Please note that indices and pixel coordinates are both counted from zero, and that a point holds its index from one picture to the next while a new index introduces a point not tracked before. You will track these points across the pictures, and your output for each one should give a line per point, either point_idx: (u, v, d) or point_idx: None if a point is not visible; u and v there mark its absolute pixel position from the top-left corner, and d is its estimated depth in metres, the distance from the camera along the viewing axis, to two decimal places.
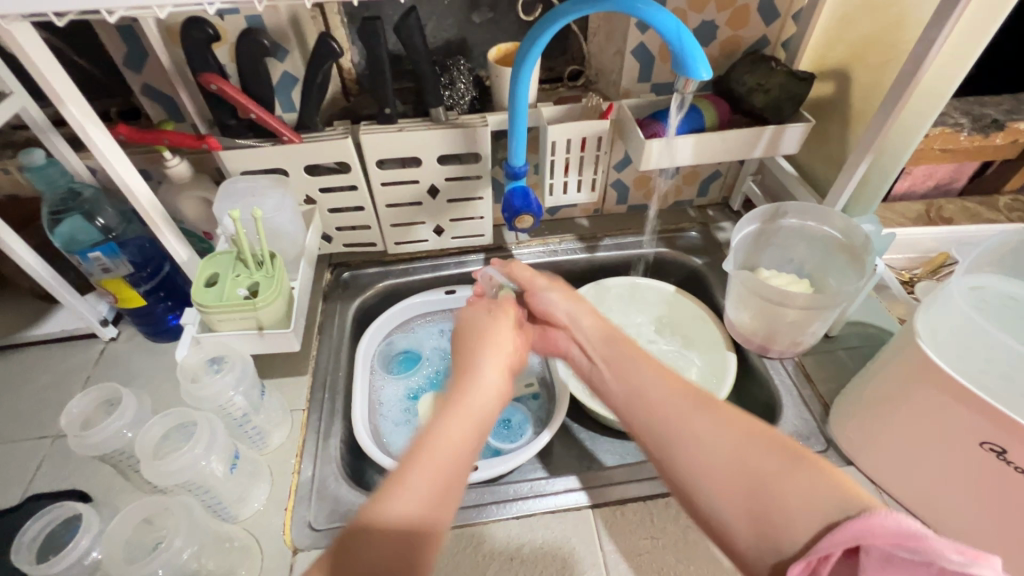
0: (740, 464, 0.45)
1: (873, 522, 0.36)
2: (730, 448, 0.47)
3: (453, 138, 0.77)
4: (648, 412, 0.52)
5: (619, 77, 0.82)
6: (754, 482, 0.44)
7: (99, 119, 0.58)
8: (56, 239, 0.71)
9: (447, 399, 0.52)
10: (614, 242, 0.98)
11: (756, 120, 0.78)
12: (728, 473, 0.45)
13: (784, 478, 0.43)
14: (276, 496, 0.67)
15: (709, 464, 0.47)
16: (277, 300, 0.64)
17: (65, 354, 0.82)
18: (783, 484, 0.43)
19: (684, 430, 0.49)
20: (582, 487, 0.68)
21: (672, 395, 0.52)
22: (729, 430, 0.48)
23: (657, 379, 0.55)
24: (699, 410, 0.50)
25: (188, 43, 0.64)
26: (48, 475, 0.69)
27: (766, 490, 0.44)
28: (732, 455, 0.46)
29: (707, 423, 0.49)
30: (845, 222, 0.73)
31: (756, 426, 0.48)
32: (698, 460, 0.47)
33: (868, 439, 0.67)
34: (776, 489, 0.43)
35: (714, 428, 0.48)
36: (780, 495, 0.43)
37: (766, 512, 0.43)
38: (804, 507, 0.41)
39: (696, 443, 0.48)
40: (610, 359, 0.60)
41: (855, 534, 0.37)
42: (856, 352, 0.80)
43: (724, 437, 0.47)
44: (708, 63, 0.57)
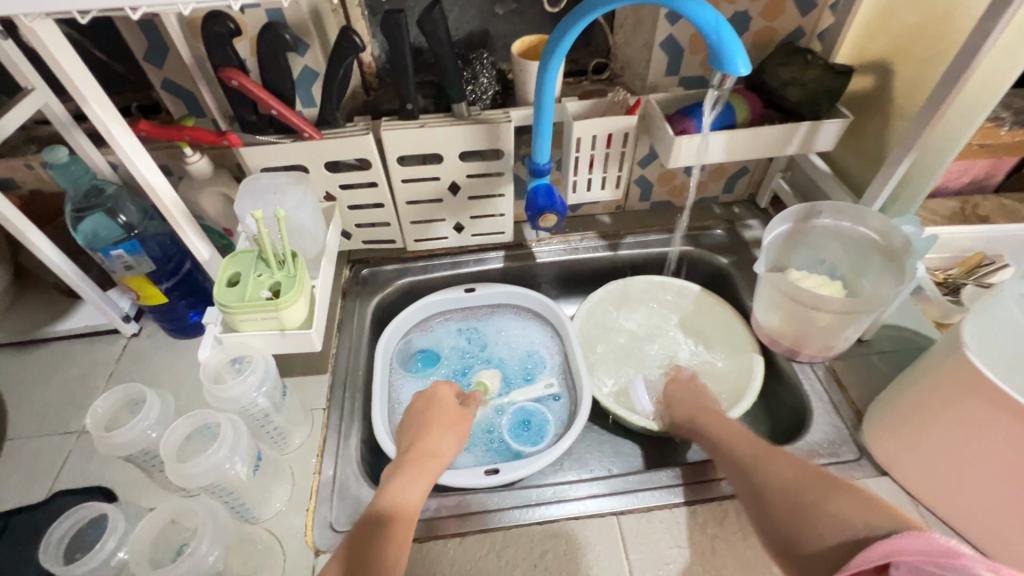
0: (801, 489, 0.53)
1: (903, 542, 0.40)
2: (795, 480, 0.55)
3: (476, 134, 0.75)
4: (732, 456, 0.62)
5: (647, 71, 0.79)
6: (807, 504, 0.51)
7: (121, 116, 0.57)
8: (79, 237, 0.71)
9: (401, 461, 0.65)
10: (637, 240, 0.95)
11: (791, 116, 0.75)
12: (788, 497, 0.53)
13: (833, 497, 0.50)
14: (297, 496, 0.66)
15: (775, 489, 0.55)
16: (298, 301, 0.63)
17: (88, 349, 0.82)
18: (831, 503, 0.50)
19: (759, 466, 0.58)
20: (607, 493, 0.67)
21: (752, 444, 0.62)
22: (797, 467, 0.56)
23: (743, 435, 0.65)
24: (774, 456, 0.59)
25: (210, 38, 0.63)
26: (74, 470, 0.69)
27: (817, 508, 0.50)
28: (791, 483, 0.54)
29: (779, 464, 0.57)
30: (884, 223, 0.70)
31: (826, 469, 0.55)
32: (767, 487, 0.56)
33: (905, 450, 0.64)
34: (822, 506, 0.50)
35: (784, 466, 0.57)
36: (826, 510, 0.50)
37: (814, 524, 0.50)
38: (845, 520, 0.48)
39: (766, 475, 0.57)
40: (702, 416, 0.71)
41: (884, 553, 0.41)
42: (890, 357, 0.78)
43: (790, 471, 0.56)
44: (747, 56, 0.54)
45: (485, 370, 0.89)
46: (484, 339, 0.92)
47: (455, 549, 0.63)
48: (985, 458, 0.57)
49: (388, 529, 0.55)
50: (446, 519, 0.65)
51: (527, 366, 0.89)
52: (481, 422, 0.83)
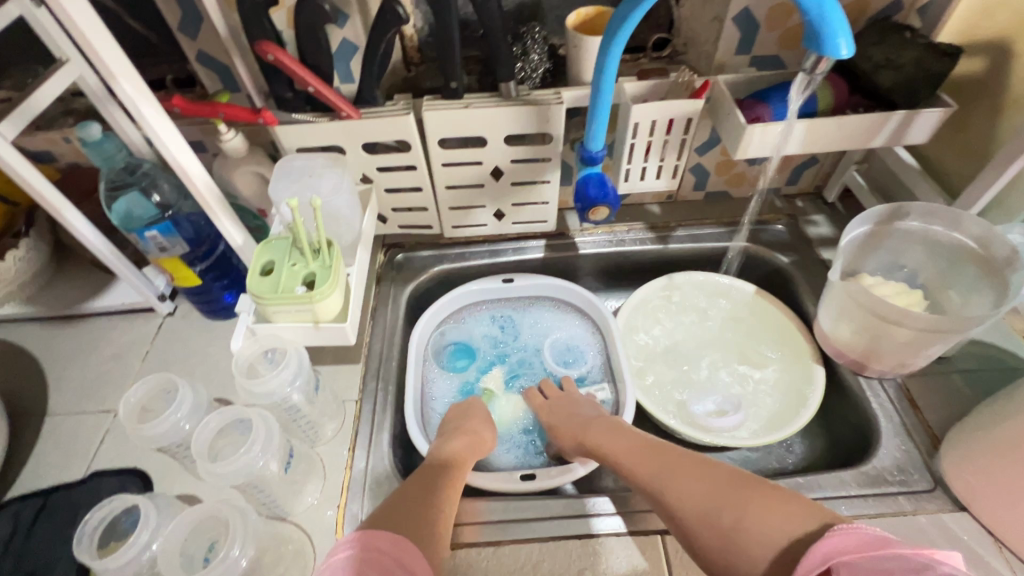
0: (716, 509, 0.49)
1: (836, 540, 0.41)
2: (704, 496, 0.51)
3: (524, 116, 0.69)
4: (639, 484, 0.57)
5: (715, 48, 0.71)
6: (726, 528, 0.48)
7: (151, 94, 0.54)
8: (113, 216, 0.69)
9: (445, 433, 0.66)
10: (688, 233, 0.89)
11: (881, 104, 0.66)
12: (702, 519, 0.49)
13: (752, 511, 0.47)
14: (329, 492, 0.65)
15: (686, 510, 0.51)
16: (334, 293, 0.60)
17: (125, 327, 0.82)
18: (749, 523, 0.47)
19: (669, 488, 0.53)
20: (618, 512, 0.62)
21: (652, 461, 0.57)
22: (700, 479, 0.52)
23: (644, 446, 0.59)
24: (679, 472, 0.54)
25: (246, 8, 0.59)
26: (111, 451, 0.69)
27: (738, 533, 0.47)
28: (701, 503, 0.50)
29: (686, 480, 0.53)
30: (985, 230, 0.62)
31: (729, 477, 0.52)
32: (679, 513, 0.51)
33: (990, 486, 0.58)
34: (743, 527, 0.47)
35: (691, 482, 0.52)
36: (747, 532, 0.46)
37: (740, 549, 0.46)
38: (771, 540, 0.45)
39: (678, 498, 0.52)
40: (600, 429, 0.65)
41: (824, 557, 0.40)
42: (971, 376, 0.70)
43: (697, 489, 0.51)
44: (850, 36, 0.47)
45: (521, 366, 0.85)
46: (520, 333, 0.88)
47: (490, 558, 0.60)
48: None
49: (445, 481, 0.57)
50: (480, 524, 0.62)
51: (565, 363, 0.85)
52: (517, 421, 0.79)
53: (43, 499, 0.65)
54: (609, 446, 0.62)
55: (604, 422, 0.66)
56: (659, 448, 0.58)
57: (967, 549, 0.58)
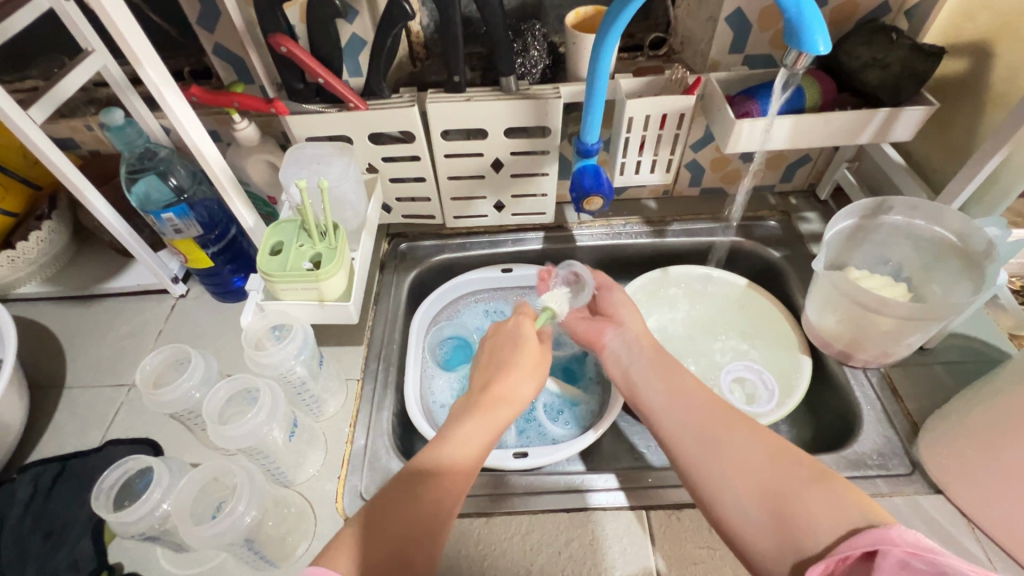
0: (771, 471, 0.48)
1: (894, 532, 0.40)
2: (760, 454, 0.49)
3: (524, 109, 0.72)
4: (691, 426, 0.54)
5: (709, 47, 0.74)
6: (780, 491, 0.46)
7: (173, 81, 0.58)
8: (132, 198, 0.73)
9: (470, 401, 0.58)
10: (683, 227, 0.91)
11: (867, 101, 0.69)
12: (757, 478, 0.48)
13: (808, 485, 0.46)
14: (330, 463, 0.68)
15: (738, 464, 0.49)
16: (338, 273, 0.63)
17: (139, 307, 0.86)
18: (812, 497, 0.45)
19: (720, 433, 0.52)
20: (621, 487, 0.65)
21: (708, 406, 0.55)
22: (758, 437, 0.51)
23: (697, 386, 0.58)
24: (734, 422, 0.52)
25: (261, 3, 0.63)
26: (125, 422, 0.73)
27: (793, 499, 0.46)
28: (761, 463, 0.48)
29: (738, 433, 0.51)
30: (964, 223, 0.64)
31: (786, 443, 0.50)
32: (729, 466, 0.49)
33: (965, 469, 0.60)
34: (800, 495, 0.45)
35: (748, 438, 0.51)
36: (803, 502, 0.45)
37: (791, 519, 0.45)
38: (832, 516, 0.43)
39: (729, 446, 0.50)
40: (652, 360, 0.63)
41: (874, 540, 0.40)
42: (954, 368, 0.72)
43: (756, 446, 0.50)
44: (828, 35, 0.49)
45: None
46: None
47: (481, 528, 0.63)
48: None
49: (428, 488, 0.50)
50: (475, 497, 0.65)
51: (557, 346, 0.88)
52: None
53: (61, 466, 0.69)
54: (657, 379, 0.60)
55: (657, 353, 0.64)
56: (712, 394, 0.57)
57: (940, 529, 0.60)
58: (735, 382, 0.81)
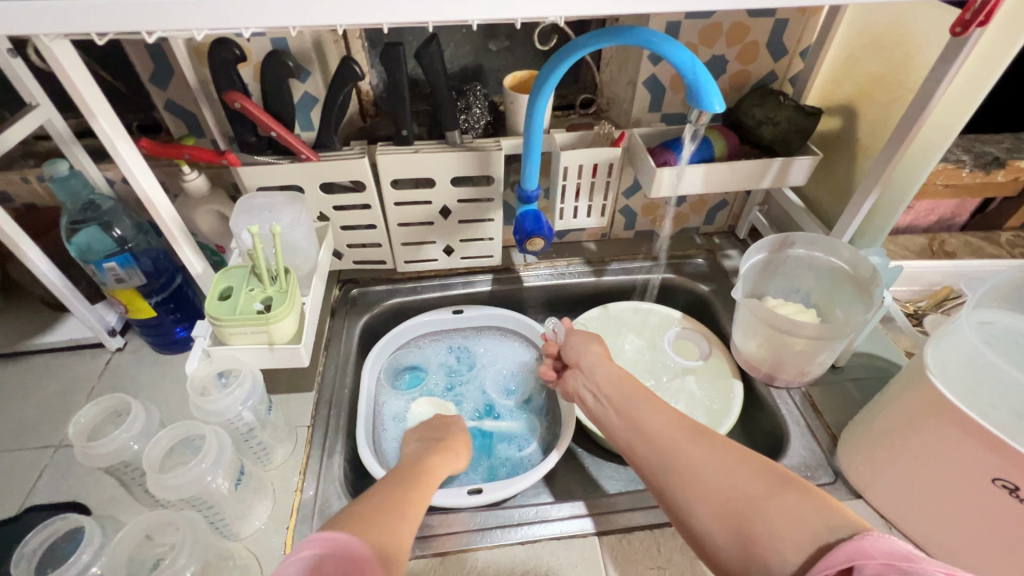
0: (730, 487, 0.46)
1: (866, 545, 0.37)
2: (725, 473, 0.47)
3: (468, 160, 0.78)
4: (655, 450, 0.53)
5: (630, 107, 0.84)
6: (738, 506, 0.45)
7: (127, 133, 0.59)
8: (72, 249, 0.72)
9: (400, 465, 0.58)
10: (622, 267, 0.98)
11: (764, 152, 0.80)
12: (722, 495, 0.46)
13: (770, 502, 0.44)
14: (278, 514, 0.66)
15: (703, 489, 0.47)
16: (288, 316, 0.64)
17: (70, 363, 0.82)
18: (774, 507, 0.43)
19: (684, 454, 0.51)
20: (588, 513, 0.67)
21: (672, 427, 0.54)
22: (716, 458, 0.49)
23: (660, 413, 0.57)
24: (696, 441, 0.51)
25: (215, 63, 0.66)
26: (49, 485, 0.68)
27: (751, 515, 0.44)
28: (722, 483, 0.47)
29: (701, 453, 0.50)
30: (852, 253, 0.74)
31: (752, 456, 0.49)
32: (695, 487, 0.48)
33: (877, 473, 0.65)
34: (759, 509, 0.44)
35: (712, 453, 0.49)
36: (763, 515, 0.43)
37: (755, 542, 0.43)
38: (795, 528, 0.42)
39: (697, 468, 0.49)
40: (616, 394, 0.62)
41: (848, 555, 0.37)
42: (863, 383, 0.81)
43: (718, 465, 0.48)
44: (722, 95, 0.58)
45: (475, 395, 0.89)
46: (478, 361, 0.93)
47: (436, 568, 0.63)
48: (955, 480, 0.58)
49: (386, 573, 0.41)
50: (440, 536, 0.65)
51: (509, 390, 0.90)
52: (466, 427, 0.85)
53: None
54: (624, 403, 0.60)
55: (618, 376, 0.64)
56: (677, 417, 0.55)
57: None
58: (677, 343, 0.92)
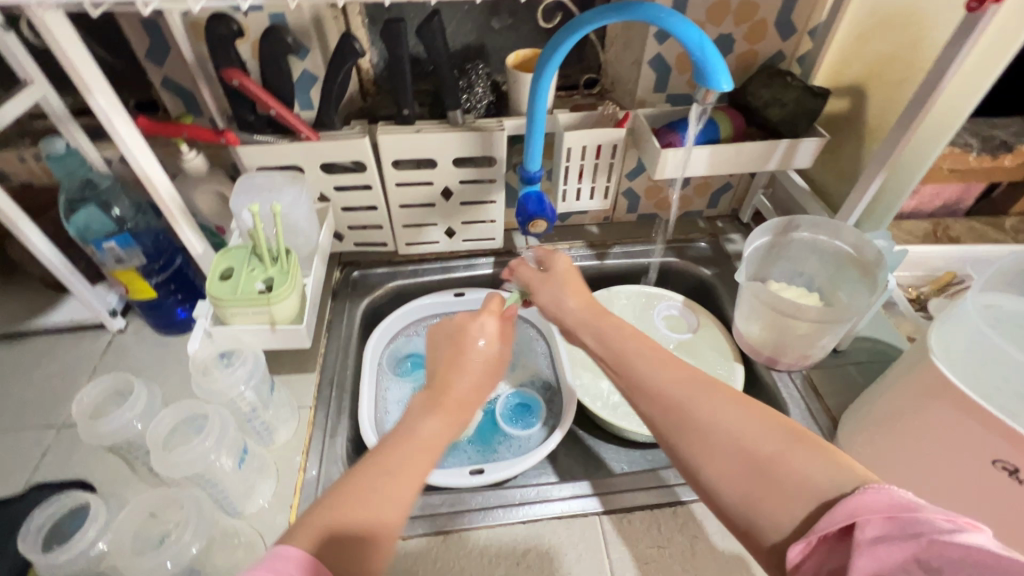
0: (742, 442, 0.44)
1: (866, 498, 0.36)
2: (733, 430, 0.45)
3: (470, 141, 0.77)
4: (661, 403, 0.50)
5: (635, 87, 0.82)
6: (752, 461, 0.43)
7: (125, 109, 0.58)
8: (71, 229, 0.71)
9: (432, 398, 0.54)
10: (624, 250, 0.98)
11: (770, 134, 0.79)
12: (732, 452, 0.44)
13: (781, 457, 0.43)
14: (281, 493, 0.66)
15: (713, 442, 0.45)
16: (290, 297, 0.63)
17: (72, 343, 0.82)
18: (785, 461, 0.42)
19: (689, 411, 0.48)
20: (594, 494, 0.67)
21: (680, 376, 0.51)
22: (727, 411, 0.47)
23: (664, 360, 0.53)
24: (704, 394, 0.49)
25: (213, 39, 0.65)
26: (53, 464, 0.69)
27: (763, 470, 0.42)
28: (734, 436, 0.45)
29: (710, 404, 0.48)
30: (858, 236, 0.74)
31: (760, 409, 0.47)
32: (706, 438, 0.46)
33: (877, 456, 0.66)
34: (771, 465, 0.42)
35: (717, 409, 0.47)
36: (775, 471, 0.42)
37: (766, 496, 0.41)
38: (808, 482, 0.40)
39: (703, 426, 0.46)
40: (613, 340, 0.59)
41: (850, 512, 0.36)
42: (864, 367, 0.81)
43: (729, 418, 0.46)
44: (730, 73, 0.57)
45: None
46: None
47: (438, 546, 0.63)
48: (955, 463, 0.58)
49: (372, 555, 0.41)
50: (451, 513, 0.66)
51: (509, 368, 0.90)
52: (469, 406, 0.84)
53: None
54: (618, 357, 0.56)
55: (616, 334, 0.59)
56: (681, 366, 0.52)
57: None
58: (666, 317, 0.92)
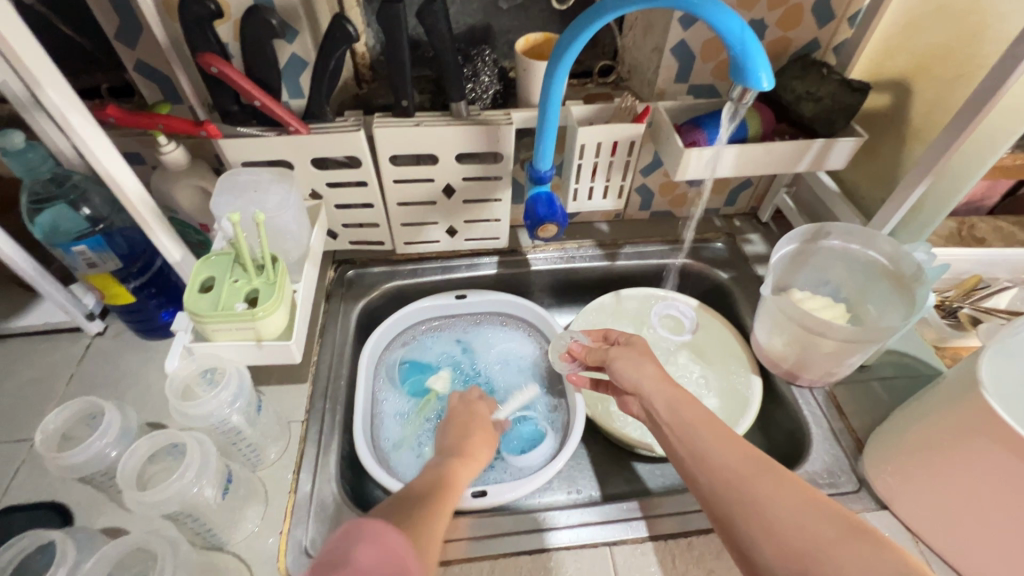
0: (799, 528, 0.42)
1: None
2: (796, 516, 0.43)
3: (475, 136, 0.70)
4: (714, 476, 0.48)
5: (655, 76, 0.75)
6: (807, 550, 0.41)
7: (82, 104, 0.51)
8: (36, 230, 0.65)
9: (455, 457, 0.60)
10: (636, 250, 0.92)
11: (802, 131, 0.72)
12: (789, 537, 0.42)
13: (839, 547, 0.41)
14: (271, 517, 0.62)
15: (767, 524, 0.44)
16: (278, 311, 0.58)
17: (46, 348, 0.76)
18: (843, 553, 0.40)
19: (748, 488, 0.46)
20: (641, 516, 0.64)
21: (738, 451, 0.49)
22: (786, 495, 0.45)
23: (721, 431, 0.51)
24: (763, 475, 0.47)
25: (188, 20, 0.58)
26: (25, 484, 0.64)
27: (818, 560, 0.40)
28: (790, 520, 0.43)
29: (768, 486, 0.46)
30: (895, 248, 0.68)
31: (818, 494, 0.45)
32: (760, 519, 0.44)
33: (909, 489, 0.62)
34: (830, 554, 0.40)
35: (779, 490, 0.45)
36: (832, 560, 0.40)
37: None
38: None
39: (761, 505, 0.45)
40: (666, 401, 0.56)
41: None
42: (890, 383, 0.76)
43: (785, 500, 0.44)
44: (770, 69, 0.51)
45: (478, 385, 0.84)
46: (479, 349, 0.88)
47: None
48: (1000, 505, 0.54)
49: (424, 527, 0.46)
50: (452, 541, 0.62)
51: (511, 378, 0.85)
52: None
53: None
54: (679, 427, 0.53)
55: (684, 401, 0.55)
56: (737, 439, 0.50)
57: None
58: (665, 316, 0.88)
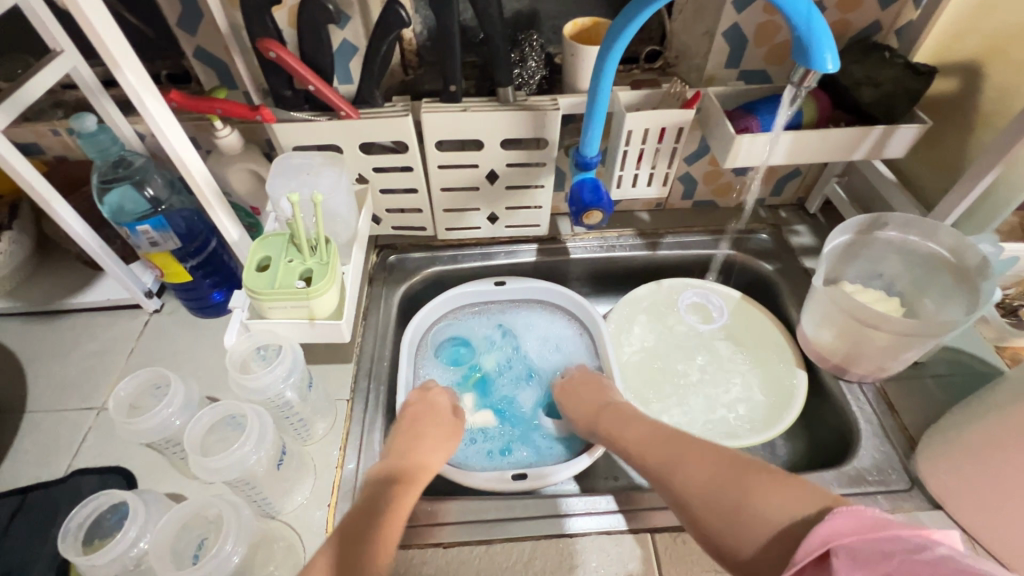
0: (714, 488, 0.48)
1: (836, 523, 0.37)
2: (711, 479, 0.49)
3: (521, 121, 0.70)
4: (654, 471, 0.55)
5: (705, 61, 0.74)
6: (728, 505, 0.46)
7: (153, 85, 0.54)
8: (104, 209, 0.68)
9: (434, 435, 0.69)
10: (677, 240, 0.91)
11: (860, 119, 0.70)
12: (705, 510, 0.48)
13: (750, 492, 0.46)
14: (319, 490, 0.64)
15: (693, 492, 0.49)
16: (331, 290, 0.60)
17: (109, 323, 0.80)
18: (754, 497, 0.45)
19: (673, 472, 0.52)
20: (619, 510, 0.63)
21: (665, 447, 0.56)
22: (704, 465, 0.51)
23: (651, 438, 0.59)
24: (685, 456, 0.53)
25: (248, 6, 0.60)
26: (93, 449, 0.68)
27: (738, 510, 0.45)
28: (705, 485, 0.49)
29: (692, 463, 0.52)
30: (957, 240, 0.65)
31: (731, 458, 0.50)
32: (687, 491, 0.50)
33: (967, 488, 0.59)
34: (744, 502, 0.45)
35: (696, 464, 0.51)
36: (745, 507, 0.45)
37: (744, 532, 0.44)
38: (771, 516, 0.43)
39: (682, 486, 0.51)
40: (611, 425, 0.65)
41: (822, 540, 0.37)
42: (945, 381, 0.74)
43: (701, 470, 0.50)
44: (837, 51, 0.49)
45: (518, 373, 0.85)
46: (521, 336, 0.88)
47: (481, 557, 0.60)
48: None
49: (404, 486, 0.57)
50: (441, 524, 0.62)
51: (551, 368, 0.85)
52: (503, 402, 0.82)
53: (22, 497, 0.64)
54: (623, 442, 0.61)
55: (627, 420, 0.64)
56: (664, 439, 0.58)
57: None
58: (701, 304, 0.87)
